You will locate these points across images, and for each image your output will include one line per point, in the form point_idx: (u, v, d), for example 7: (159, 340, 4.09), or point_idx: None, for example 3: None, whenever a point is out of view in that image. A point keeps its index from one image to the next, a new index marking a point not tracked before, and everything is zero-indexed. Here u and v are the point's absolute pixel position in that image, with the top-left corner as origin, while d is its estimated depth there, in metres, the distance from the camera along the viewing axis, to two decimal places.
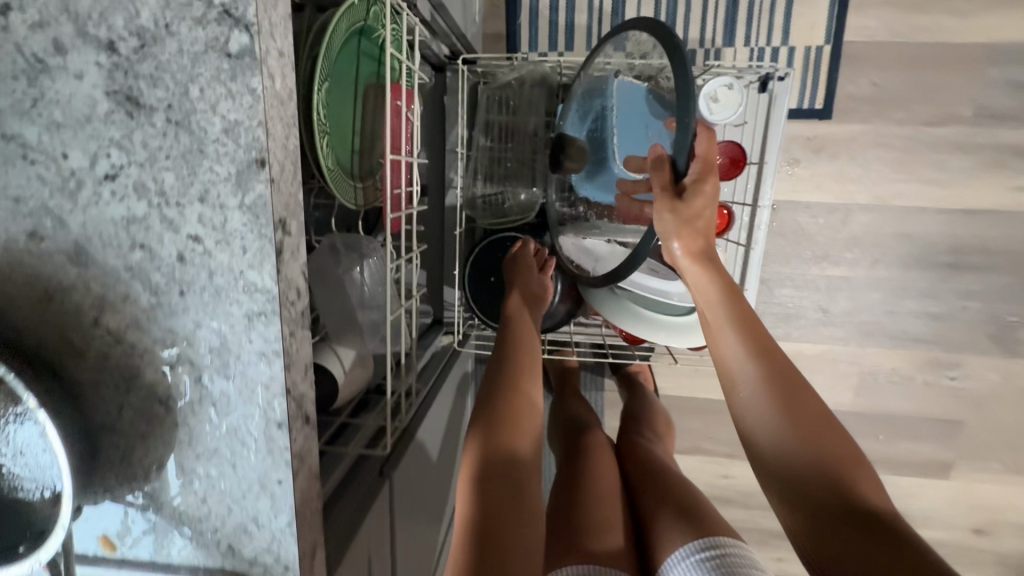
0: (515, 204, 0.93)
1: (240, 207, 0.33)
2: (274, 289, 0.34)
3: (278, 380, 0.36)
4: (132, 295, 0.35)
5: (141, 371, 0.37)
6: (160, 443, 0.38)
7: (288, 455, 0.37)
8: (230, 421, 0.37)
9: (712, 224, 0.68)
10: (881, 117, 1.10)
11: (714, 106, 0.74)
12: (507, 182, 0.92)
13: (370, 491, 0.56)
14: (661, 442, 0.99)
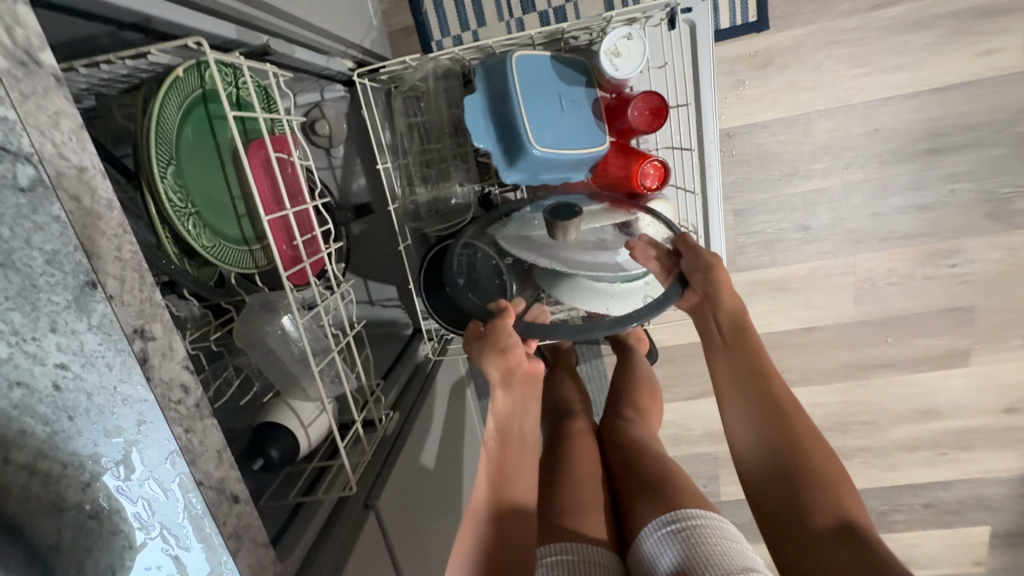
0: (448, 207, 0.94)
1: (90, 329, 0.33)
2: (151, 395, 0.35)
3: (188, 476, 0.37)
4: (28, 429, 0.36)
5: (64, 495, 0.38)
6: (100, 556, 0.39)
7: (222, 539, 0.39)
8: (159, 518, 0.38)
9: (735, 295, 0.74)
10: (824, 14, 1.03)
11: (618, 61, 0.70)
12: (440, 182, 0.93)
13: (354, 529, 0.58)
14: (642, 414, 0.99)
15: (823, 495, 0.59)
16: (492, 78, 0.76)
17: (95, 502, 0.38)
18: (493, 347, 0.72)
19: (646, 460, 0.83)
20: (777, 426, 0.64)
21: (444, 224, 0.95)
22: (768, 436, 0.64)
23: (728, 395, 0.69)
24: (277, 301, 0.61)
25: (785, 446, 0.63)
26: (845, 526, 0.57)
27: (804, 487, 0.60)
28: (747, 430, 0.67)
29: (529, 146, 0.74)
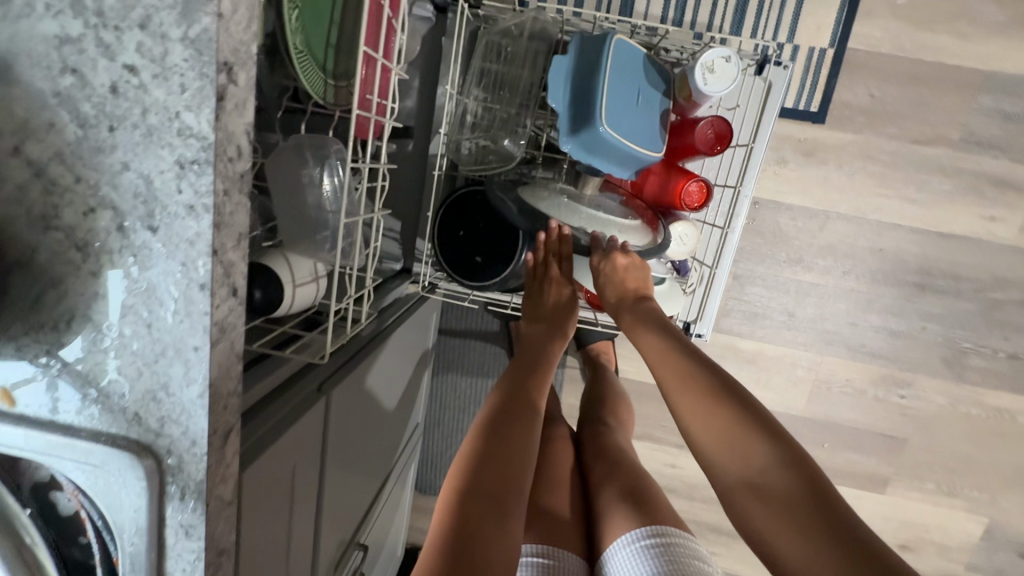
0: (496, 151, 0.91)
1: (183, 40, 0.31)
2: (211, 136, 0.32)
3: (205, 238, 0.34)
4: (58, 124, 0.33)
5: (60, 212, 0.35)
6: (72, 292, 0.36)
7: (208, 322, 0.36)
8: (150, 277, 0.35)
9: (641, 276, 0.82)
10: (873, 130, 1.11)
11: (709, 77, 0.75)
12: (491, 131, 0.92)
13: (305, 403, 0.55)
14: (625, 431, 0.98)
15: (764, 453, 0.62)
16: (586, 50, 0.78)
17: (89, 233, 0.35)
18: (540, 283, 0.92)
19: (626, 468, 0.84)
20: (714, 395, 0.66)
21: (482, 165, 0.90)
22: (709, 404, 0.66)
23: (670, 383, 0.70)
24: (309, 145, 0.57)
25: (722, 404, 0.65)
26: (789, 462, 0.60)
27: (750, 456, 0.62)
28: (689, 409, 0.67)
29: (596, 122, 0.75)
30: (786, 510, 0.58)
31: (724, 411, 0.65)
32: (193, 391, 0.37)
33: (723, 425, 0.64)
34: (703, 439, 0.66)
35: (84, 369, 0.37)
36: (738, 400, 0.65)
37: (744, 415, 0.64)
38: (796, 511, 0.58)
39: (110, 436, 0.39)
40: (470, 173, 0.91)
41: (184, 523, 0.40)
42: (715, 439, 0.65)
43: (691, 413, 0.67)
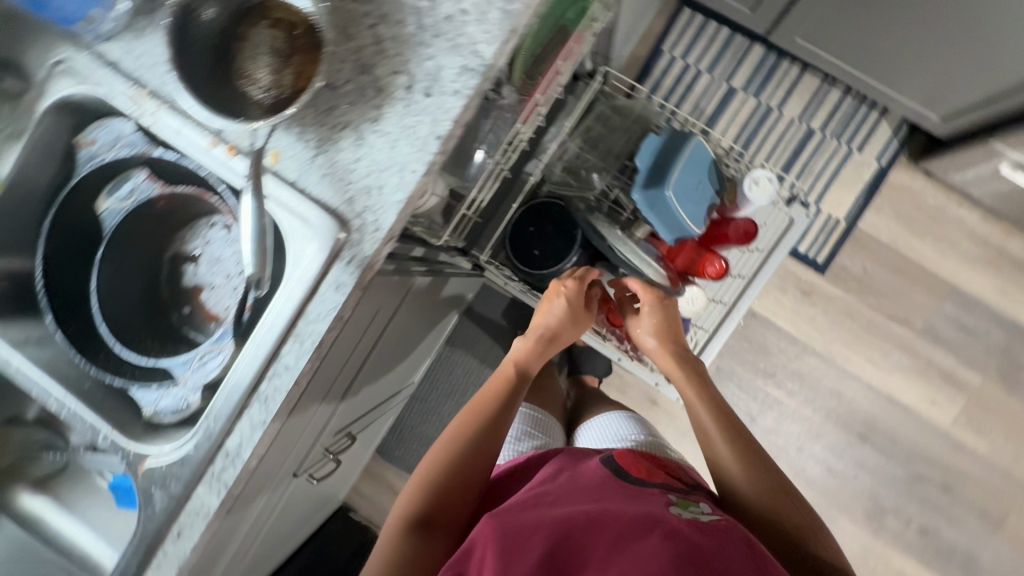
0: (582, 178, 1.14)
1: (501, 9, 0.55)
2: (489, 60, 0.56)
3: (456, 111, 0.56)
4: (405, 21, 0.57)
5: (377, 66, 0.57)
6: (355, 112, 0.58)
7: (430, 159, 0.57)
8: (411, 120, 0.57)
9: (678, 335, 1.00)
10: (859, 295, 1.36)
11: (754, 187, 1.00)
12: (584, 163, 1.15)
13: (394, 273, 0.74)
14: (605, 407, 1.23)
15: (772, 484, 0.76)
16: (673, 136, 1.05)
17: (387, 84, 0.57)
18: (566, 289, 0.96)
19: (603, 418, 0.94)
20: (738, 439, 0.82)
21: (567, 186, 1.13)
22: (733, 444, 0.81)
23: (704, 428, 0.86)
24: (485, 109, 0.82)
25: (746, 446, 0.81)
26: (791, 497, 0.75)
27: (763, 487, 0.75)
28: (718, 446, 0.82)
29: (665, 186, 1.01)
30: (781, 524, 0.71)
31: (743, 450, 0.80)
32: (397, 196, 0.57)
33: (742, 458, 0.79)
34: (725, 470, 0.79)
35: (334, 159, 0.58)
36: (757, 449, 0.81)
37: (760, 458, 0.79)
38: (790, 526, 0.71)
39: (326, 205, 0.59)
40: (555, 186, 1.13)
41: (340, 280, 0.59)
42: (737, 468, 0.78)
43: (718, 449, 0.82)
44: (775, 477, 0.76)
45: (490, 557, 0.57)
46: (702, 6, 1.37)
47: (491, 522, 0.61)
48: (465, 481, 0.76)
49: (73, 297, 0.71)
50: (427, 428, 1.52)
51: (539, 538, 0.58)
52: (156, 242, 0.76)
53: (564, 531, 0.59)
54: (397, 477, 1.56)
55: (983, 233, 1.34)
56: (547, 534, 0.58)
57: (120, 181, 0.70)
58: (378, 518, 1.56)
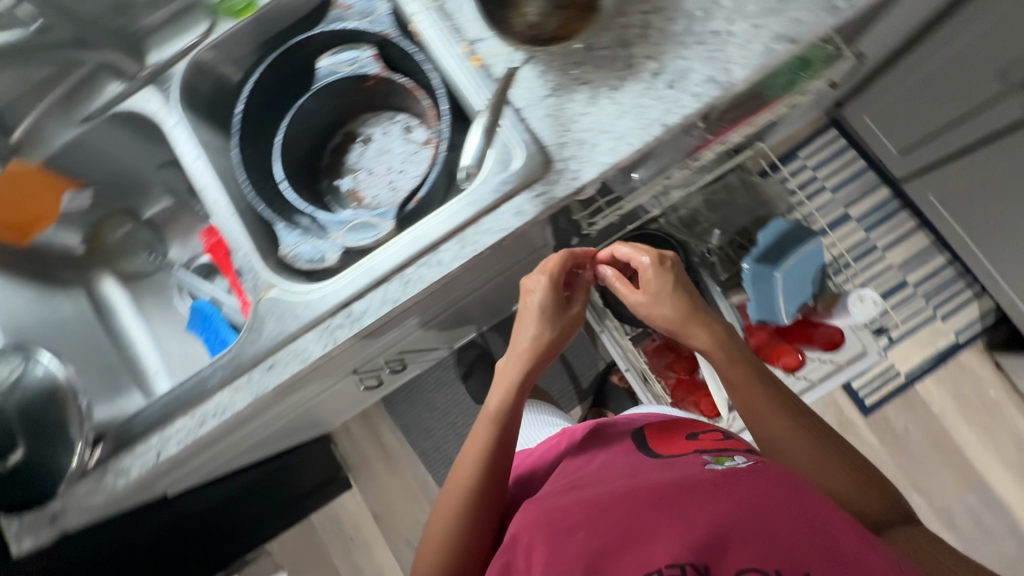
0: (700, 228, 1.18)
1: (766, 44, 0.61)
2: (736, 81, 0.61)
3: (689, 110, 0.61)
4: (677, 19, 0.62)
5: (636, 45, 0.63)
6: (599, 75, 0.63)
7: (648, 140, 0.62)
8: (646, 100, 0.62)
9: (718, 338, 0.73)
10: (892, 450, 1.37)
11: (858, 303, 1.03)
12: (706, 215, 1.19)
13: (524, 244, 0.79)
14: None
15: (810, 429, 0.71)
16: (798, 228, 1.09)
17: (638, 64, 0.63)
18: (535, 311, 0.73)
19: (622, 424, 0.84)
20: (776, 398, 0.72)
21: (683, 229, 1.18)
22: (772, 402, 0.72)
23: (740, 394, 0.74)
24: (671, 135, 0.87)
25: (785, 401, 0.72)
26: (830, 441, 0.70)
27: (806, 434, 0.70)
28: (760, 407, 0.72)
29: (776, 268, 1.05)
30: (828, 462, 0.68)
31: (785, 408, 0.72)
32: (606, 158, 0.62)
33: (782, 414, 0.71)
34: (768, 428, 0.71)
35: (565, 105, 0.63)
36: (792, 402, 0.73)
37: (799, 412, 0.72)
38: (833, 462, 0.68)
39: (539, 140, 0.63)
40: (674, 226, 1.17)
41: (522, 208, 0.62)
42: (778, 424, 0.71)
43: (757, 409, 0.72)
44: (813, 426, 0.71)
45: (537, 542, 0.57)
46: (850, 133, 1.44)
47: (535, 515, 0.62)
48: (481, 523, 0.73)
49: (258, 127, 0.75)
50: (438, 397, 1.52)
51: (580, 512, 0.59)
52: (342, 114, 0.81)
53: (598, 501, 0.59)
54: (388, 431, 1.55)
55: None
56: (586, 508, 0.59)
57: (348, 48, 0.74)
58: (353, 461, 1.54)
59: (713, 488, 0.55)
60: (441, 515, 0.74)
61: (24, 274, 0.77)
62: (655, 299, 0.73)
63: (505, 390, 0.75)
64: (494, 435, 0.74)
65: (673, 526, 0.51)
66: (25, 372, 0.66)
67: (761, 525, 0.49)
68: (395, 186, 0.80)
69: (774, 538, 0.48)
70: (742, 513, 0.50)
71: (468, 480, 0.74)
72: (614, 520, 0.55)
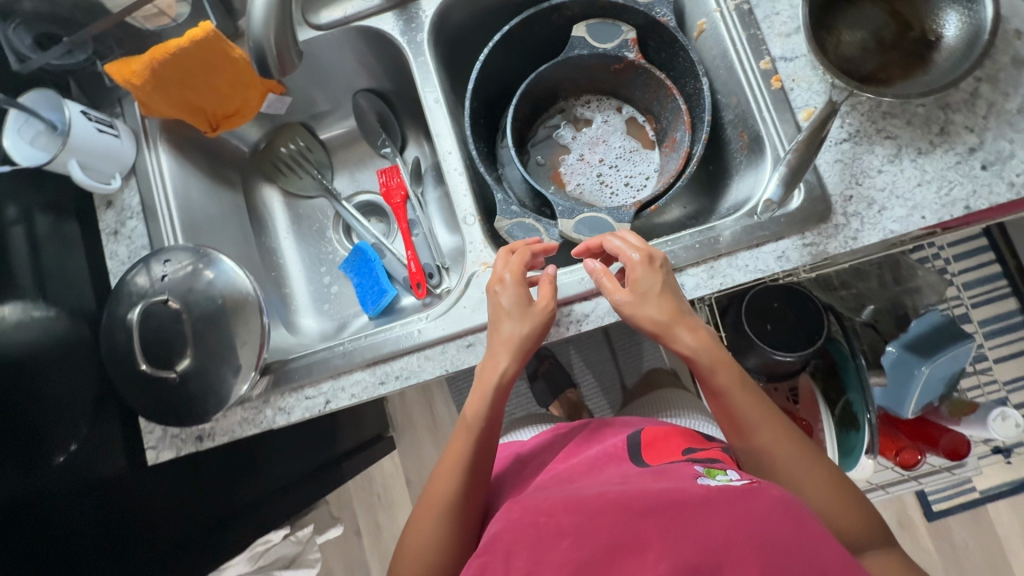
0: (844, 291, 1.12)
1: None
2: None
3: (1001, 197, 0.55)
4: (1009, 97, 0.56)
5: (955, 112, 0.57)
6: (907, 133, 0.57)
7: (946, 217, 0.56)
8: (954, 175, 0.56)
9: (721, 358, 0.53)
10: (946, 563, 1.34)
11: (997, 420, 0.99)
12: (855, 282, 1.11)
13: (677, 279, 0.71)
14: None
15: (828, 480, 0.52)
16: (952, 328, 1.03)
17: (952, 133, 0.57)
18: (507, 297, 0.55)
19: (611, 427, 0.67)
20: (785, 435, 0.53)
21: (825, 289, 1.12)
22: (783, 444, 0.52)
23: (739, 437, 0.54)
24: None
25: (796, 441, 0.53)
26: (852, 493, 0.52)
27: (826, 490, 0.51)
28: (768, 449, 0.52)
29: (924, 361, 0.99)
30: (851, 522, 0.50)
31: (799, 449, 0.53)
32: (891, 224, 0.56)
33: (796, 458, 0.52)
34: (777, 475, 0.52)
35: (860, 156, 0.57)
36: (802, 442, 0.53)
37: (814, 453, 0.53)
38: (856, 521, 0.51)
39: (821, 185, 0.57)
40: (814, 285, 1.12)
41: (784, 253, 0.57)
42: (790, 473, 0.52)
43: (766, 452, 0.52)
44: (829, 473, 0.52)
45: (521, 546, 0.42)
46: (999, 236, 1.37)
47: (518, 515, 0.47)
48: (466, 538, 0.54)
49: (488, 80, 0.70)
50: None
51: (567, 513, 0.44)
52: (567, 90, 0.75)
53: (590, 502, 0.45)
54: (441, 403, 1.51)
55: None
56: (572, 510, 0.44)
57: (608, 23, 0.68)
58: (399, 423, 1.50)
59: (712, 503, 0.41)
60: (417, 518, 0.55)
61: (202, 166, 0.72)
62: (659, 314, 0.53)
63: (482, 393, 0.54)
64: (470, 443, 0.55)
65: (673, 543, 0.39)
66: (195, 272, 0.61)
67: (770, 553, 0.37)
68: (603, 180, 0.74)
69: (783, 575, 0.36)
70: (746, 536, 0.38)
71: (438, 493, 0.55)
72: (598, 530, 0.41)
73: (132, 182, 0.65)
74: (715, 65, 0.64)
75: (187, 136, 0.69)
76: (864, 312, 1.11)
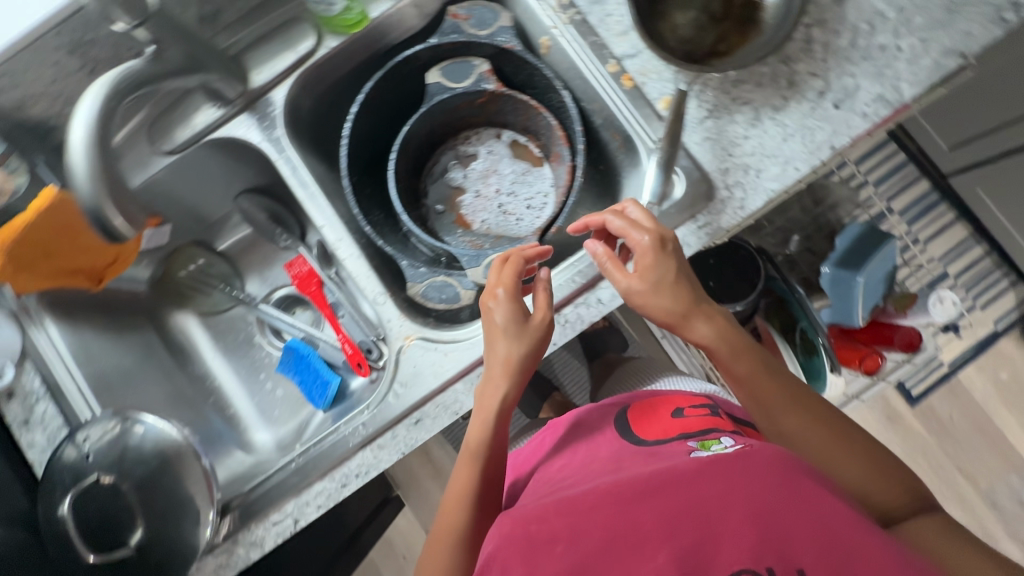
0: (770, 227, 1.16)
1: (937, 60, 0.58)
2: (907, 100, 0.58)
3: (858, 131, 0.58)
4: (839, 35, 0.59)
5: (797, 62, 0.59)
6: (761, 95, 0.59)
7: (817, 163, 0.58)
8: (813, 123, 0.59)
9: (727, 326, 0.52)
10: (939, 438, 1.42)
11: (937, 304, 1.05)
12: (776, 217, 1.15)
13: None
14: None
15: (856, 446, 0.51)
16: (875, 233, 1.09)
17: (800, 82, 0.59)
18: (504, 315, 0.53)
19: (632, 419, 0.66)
20: (804, 403, 0.52)
21: (751, 232, 1.16)
22: (802, 411, 0.52)
23: (759, 405, 0.53)
24: None
25: (818, 407, 0.52)
26: (885, 461, 0.51)
27: (852, 458, 0.50)
28: (788, 415, 0.52)
29: (858, 273, 1.05)
30: (885, 488, 0.49)
31: (820, 416, 0.52)
32: (770, 185, 0.58)
33: (816, 423, 0.51)
34: (799, 442, 0.52)
35: (725, 128, 0.59)
36: (824, 409, 0.52)
37: (837, 420, 0.52)
38: (892, 487, 0.49)
39: (698, 166, 0.59)
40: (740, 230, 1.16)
41: (684, 240, 0.59)
42: (813, 439, 0.51)
43: (787, 420, 0.52)
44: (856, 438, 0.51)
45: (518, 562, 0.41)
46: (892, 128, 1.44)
47: (516, 524, 0.46)
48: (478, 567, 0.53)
49: (362, 149, 0.69)
50: None
51: (558, 516, 0.44)
52: (444, 134, 0.75)
53: (581, 502, 0.45)
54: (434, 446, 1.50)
55: None
56: (564, 512, 0.45)
57: (461, 62, 0.68)
58: (400, 479, 1.48)
59: (705, 476, 0.43)
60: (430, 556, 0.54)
61: (100, 320, 0.69)
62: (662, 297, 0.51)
63: (488, 421, 0.54)
64: (477, 475, 0.54)
65: (665, 530, 0.40)
66: (123, 434, 0.58)
67: (760, 516, 0.39)
68: (506, 210, 0.75)
69: (770, 533, 0.38)
70: (733, 504, 0.40)
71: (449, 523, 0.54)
72: (594, 527, 0.42)
73: (28, 366, 0.61)
74: (571, 77, 0.64)
75: (73, 298, 0.66)
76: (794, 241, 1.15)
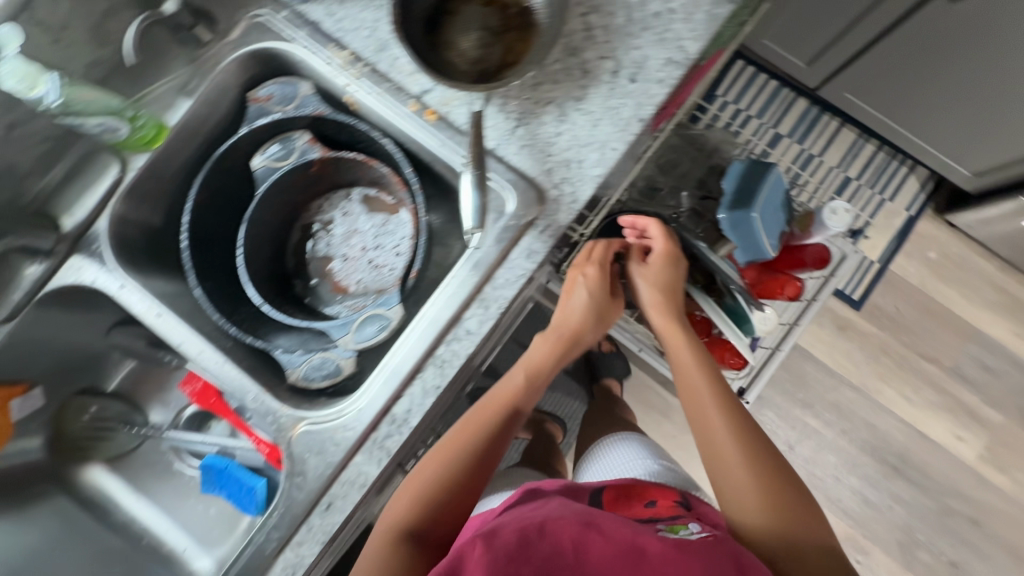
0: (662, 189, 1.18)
1: (708, 12, 0.60)
2: (693, 55, 0.60)
3: (659, 97, 0.60)
4: (615, 12, 0.61)
5: (585, 49, 0.61)
6: (561, 90, 0.60)
7: (630, 138, 0.60)
8: (616, 101, 0.60)
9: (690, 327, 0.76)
10: (892, 332, 1.46)
11: (831, 216, 1.04)
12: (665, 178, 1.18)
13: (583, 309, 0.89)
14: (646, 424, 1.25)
15: (778, 475, 0.64)
16: (756, 166, 1.10)
17: (593, 67, 0.60)
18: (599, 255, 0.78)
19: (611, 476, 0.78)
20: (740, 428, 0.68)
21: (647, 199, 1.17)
22: (734, 428, 0.67)
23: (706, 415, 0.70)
24: None
25: (750, 431, 0.68)
26: (797, 496, 0.63)
27: (770, 477, 0.64)
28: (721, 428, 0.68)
29: (751, 208, 1.05)
30: (795, 513, 0.61)
31: (749, 435, 0.67)
32: (595, 172, 0.59)
33: (748, 443, 0.66)
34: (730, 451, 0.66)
35: (537, 130, 0.60)
36: (755, 437, 0.68)
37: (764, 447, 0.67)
38: (801, 518, 0.61)
39: (523, 174, 0.60)
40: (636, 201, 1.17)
41: (531, 248, 0.59)
42: (739, 449, 0.66)
43: (722, 426, 0.68)
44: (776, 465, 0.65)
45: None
46: (755, 59, 1.48)
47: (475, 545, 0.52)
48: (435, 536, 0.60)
49: (210, 253, 0.68)
50: None
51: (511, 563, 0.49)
52: (294, 209, 0.74)
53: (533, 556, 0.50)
54: None
55: (999, 281, 1.48)
56: (517, 559, 0.49)
57: (280, 139, 0.68)
58: None
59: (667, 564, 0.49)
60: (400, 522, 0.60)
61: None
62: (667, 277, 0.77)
63: (510, 403, 0.70)
64: (469, 451, 0.66)
65: None
66: None
67: None
68: (376, 264, 0.74)
69: None
70: None
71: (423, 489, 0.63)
72: None
73: None
74: (384, 124, 0.64)
75: None
76: (688, 195, 1.17)
